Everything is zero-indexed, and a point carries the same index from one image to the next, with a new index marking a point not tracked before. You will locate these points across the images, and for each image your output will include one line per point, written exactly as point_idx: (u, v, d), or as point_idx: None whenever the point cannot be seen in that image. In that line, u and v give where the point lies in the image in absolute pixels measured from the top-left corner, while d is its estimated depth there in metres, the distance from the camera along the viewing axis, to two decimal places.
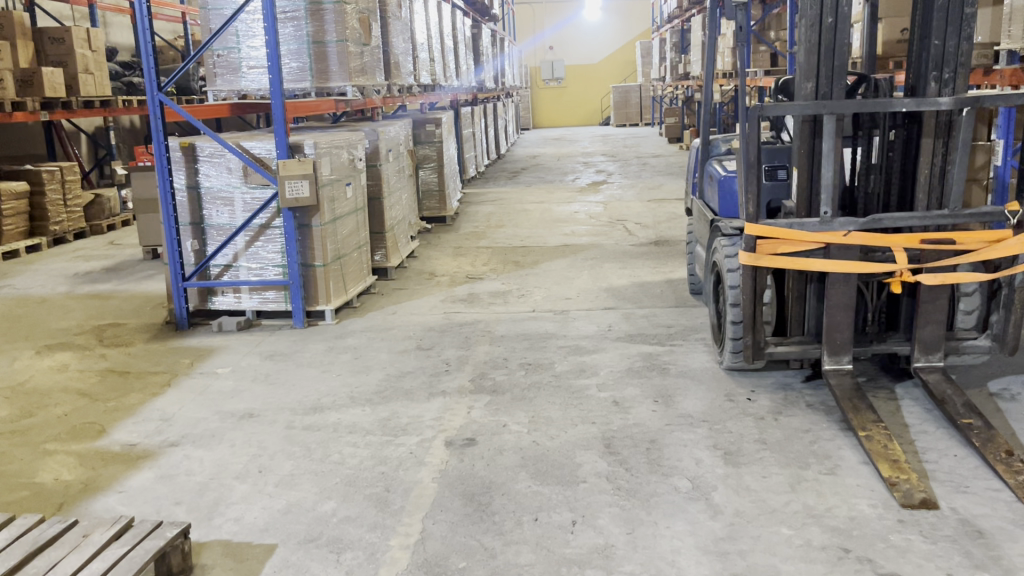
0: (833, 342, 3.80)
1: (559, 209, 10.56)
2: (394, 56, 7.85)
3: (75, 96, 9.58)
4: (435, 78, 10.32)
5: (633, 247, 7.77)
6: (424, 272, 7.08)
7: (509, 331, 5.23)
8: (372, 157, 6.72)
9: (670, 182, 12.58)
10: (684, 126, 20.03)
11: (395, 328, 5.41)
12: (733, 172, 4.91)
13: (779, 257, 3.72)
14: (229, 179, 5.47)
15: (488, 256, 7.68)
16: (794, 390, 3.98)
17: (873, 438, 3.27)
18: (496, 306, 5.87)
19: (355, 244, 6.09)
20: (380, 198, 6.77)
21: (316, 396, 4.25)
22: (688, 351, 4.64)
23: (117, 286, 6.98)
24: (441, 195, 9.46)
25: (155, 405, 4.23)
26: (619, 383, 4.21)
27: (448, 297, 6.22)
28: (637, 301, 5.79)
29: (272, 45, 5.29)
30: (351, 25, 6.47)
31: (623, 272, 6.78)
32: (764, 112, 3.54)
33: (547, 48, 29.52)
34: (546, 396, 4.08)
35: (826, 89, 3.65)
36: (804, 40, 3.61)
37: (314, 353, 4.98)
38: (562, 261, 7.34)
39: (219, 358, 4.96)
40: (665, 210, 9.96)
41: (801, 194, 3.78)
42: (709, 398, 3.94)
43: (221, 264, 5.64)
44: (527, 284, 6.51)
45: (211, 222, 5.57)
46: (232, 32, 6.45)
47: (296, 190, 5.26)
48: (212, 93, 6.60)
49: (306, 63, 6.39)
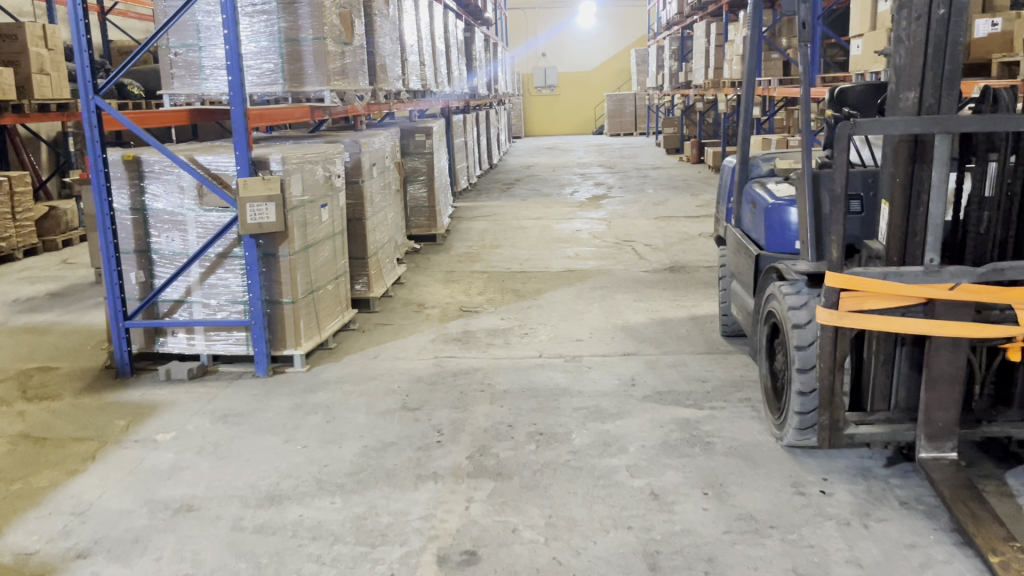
0: (932, 424, 2.97)
1: (559, 226, 9.74)
2: (380, 59, 7.02)
3: (28, 98, 8.62)
4: (425, 83, 9.49)
5: (645, 274, 6.96)
6: (412, 303, 6.23)
7: (512, 384, 4.39)
8: (353, 173, 5.88)
9: (675, 197, 11.81)
10: (683, 137, 19.30)
11: (377, 378, 4.55)
12: (782, 198, 4.10)
13: (869, 316, 2.89)
14: (180, 200, 4.62)
15: (483, 284, 6.84)
16: (878, 479, 3.16)
17: (1011, 567, 2.46)
18: (494, 350, 5.02)
19: (331, 274, 5.23)
20: (362, 219, 5.92)
21: (274, 478, 3.40)
22: (732, 418, 3.82)
23: (58, 317, 6.08)
24: (431, 211, 8.62)
25: (70, 490, 3.35)
26: (653, 464, 3.37)
27: (439, 337, 5.36)
28: (660, 344, 4.96)
29: (233, 40, 4.42)
30: (330, 21, 5.62)
31: (639, 305, 5.95)
32: (855, 129, 2.72)
33: (539, 55, 28.81)
34: (564, 482, 3.24)
35: (932, 101, 2.82)
36: (906, 36, 2.80)
37: (277, 414, 4.11)
38: (568, 290, 6.51)
39: (162, 418, 4.09)
40: (675, 229, 9.16)
41: (894, 233, 2.97)
42: (772, 490, 3.12)
43: (171, 299, 4.77)
44: (530, 320, 5.67)
45: (159, 250, 4.71)
46: (191, 25, 5.59)
47: (260, 215, 4.43)
48: (168, 97, 5.74)
49: (277, 64, 5.54)
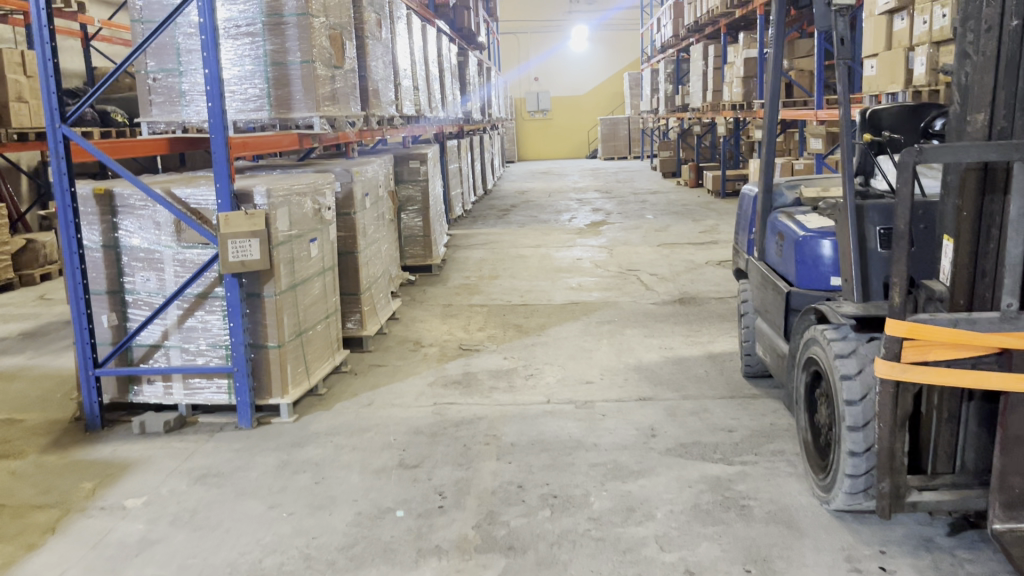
0: (1008, 491, 2.61)
1: (558, 254, 9.40)
2: (372, 83, 6.69)
3: (5, 127, 8.20)
4: (420, 108, 9.18)
5: (654, 306, 6.60)
6: (408, 341, 5.85)
7: (520, 435, 4.01)
8: (344, 204, 5.52)
9: (676, 223, 11.50)
10: (679, 161, 19.06)
11: (373, 430, 4.16)
12: (815, 230, 3.74)
13: (935, 369, 2.51)
14: (157, 236, 4.25)
15: (484, 318, 6.46)
16: (943, 552, 2.78)
17: None
18: (498, 394, 4.62)
19: (322, 313, 4.85)
20: (354, 252, 5.55)
21: (257, 554, 3.00)
22: (767, 476, 3.44)
23: (28, 359, 5.67)
24: (426, 241, 8.26)
25: (24, 571, 2.94)
26: (686, 534, 2.99)
27: (438, 379, 4.97)
28: (678, 386, 4.59)
29: (213, 64, 4.06)
30: (319, 43, 5.29)
31: (650, 341, 5.58)
32: (922, 156, 2.36)
33: (532, 79, 28.66)
34: (587, 557, 2.86)
35: (1006, 124, 2.48)
36: (975, 51, 2.46)
37: (262, 473, 3.71)
38: (574, 325, 6.15)
39: (134, 480, 3.69)
40: (679, 257, 8.83)
41: (961, 273, 2.61)
42: (824, 565, 2.74)
43: (146, 344, 4.37)
44: (536, 359, 5.29)
45: (133, 291, 4.32)
46: (170, 47, 5.24)
47: (243, 252, 4.06)
48: (146, 125, 5.38)
49: (263, 89, 5.20)
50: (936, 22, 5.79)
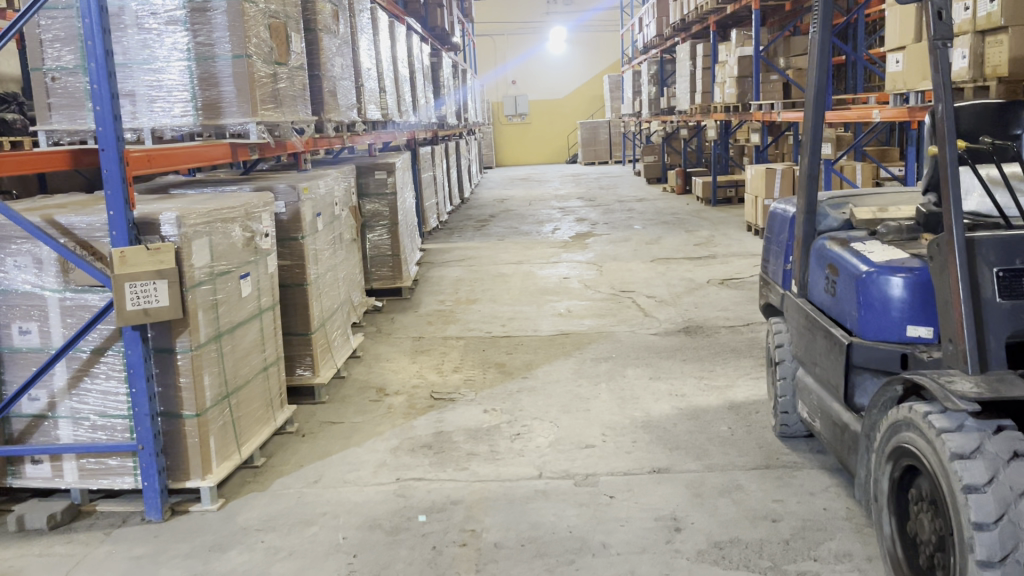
0: None
1: (541, 272, 8.52)
2: (328, 84, 5.79)
3: None
4: (388, 112, 8.29)
5: (656, 337, 5.73)
6: (370, 387, 4.94)
7: (505, 528, 3.12)
8: (289, 227, 4.60)
9: (669, 234, 10.68)
10: (664, 166, 18.27)
11: (316, 524, 3.24)
12: (867, 260, 2.91)
13: None
14: (39, 279, 3.32)
15: (460, 355, 5.57)
16: None
17: None
18: (478, 465, 3.73)
19: (258, 364, 3.93)
20: (303, 284, 4.64)
21: None
22: None
23: None
24: (396, 261, 7.36)
25: None
26: None
27: (404, 443, 4.06)
28: (699, 452, 3.73)
29: (99, 54, 3.12)
30: (256, 34, 4.38)
31: (657, 385, 4.71)
32: None
33: (509, 83, 27.83)
34: None
35: None
36: None
37: None
38: (565, 363, 5.27)
39: None
40: (676, 274, 7.98)
41: None
42: None
43: (28, 415, 3.43)
44: (522, 413, 4.38)
45: (10, 348, 3.39)
46: (73, 40, 4.30)
47: (146, 297, 3.16)
48: (45, 135, 4.42)
49: (188, 91, 4.28)
50: (981, 7, 5.06)
